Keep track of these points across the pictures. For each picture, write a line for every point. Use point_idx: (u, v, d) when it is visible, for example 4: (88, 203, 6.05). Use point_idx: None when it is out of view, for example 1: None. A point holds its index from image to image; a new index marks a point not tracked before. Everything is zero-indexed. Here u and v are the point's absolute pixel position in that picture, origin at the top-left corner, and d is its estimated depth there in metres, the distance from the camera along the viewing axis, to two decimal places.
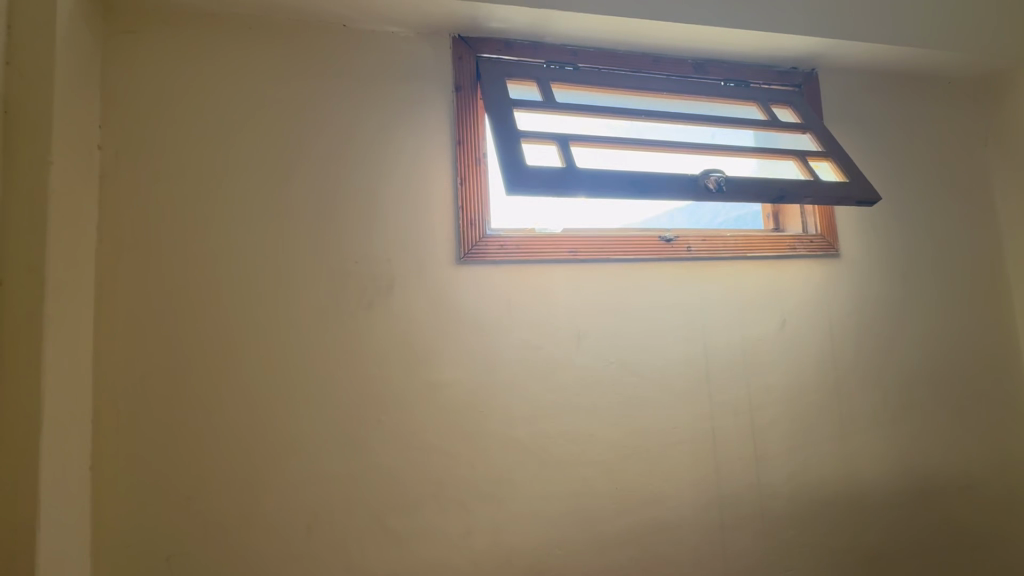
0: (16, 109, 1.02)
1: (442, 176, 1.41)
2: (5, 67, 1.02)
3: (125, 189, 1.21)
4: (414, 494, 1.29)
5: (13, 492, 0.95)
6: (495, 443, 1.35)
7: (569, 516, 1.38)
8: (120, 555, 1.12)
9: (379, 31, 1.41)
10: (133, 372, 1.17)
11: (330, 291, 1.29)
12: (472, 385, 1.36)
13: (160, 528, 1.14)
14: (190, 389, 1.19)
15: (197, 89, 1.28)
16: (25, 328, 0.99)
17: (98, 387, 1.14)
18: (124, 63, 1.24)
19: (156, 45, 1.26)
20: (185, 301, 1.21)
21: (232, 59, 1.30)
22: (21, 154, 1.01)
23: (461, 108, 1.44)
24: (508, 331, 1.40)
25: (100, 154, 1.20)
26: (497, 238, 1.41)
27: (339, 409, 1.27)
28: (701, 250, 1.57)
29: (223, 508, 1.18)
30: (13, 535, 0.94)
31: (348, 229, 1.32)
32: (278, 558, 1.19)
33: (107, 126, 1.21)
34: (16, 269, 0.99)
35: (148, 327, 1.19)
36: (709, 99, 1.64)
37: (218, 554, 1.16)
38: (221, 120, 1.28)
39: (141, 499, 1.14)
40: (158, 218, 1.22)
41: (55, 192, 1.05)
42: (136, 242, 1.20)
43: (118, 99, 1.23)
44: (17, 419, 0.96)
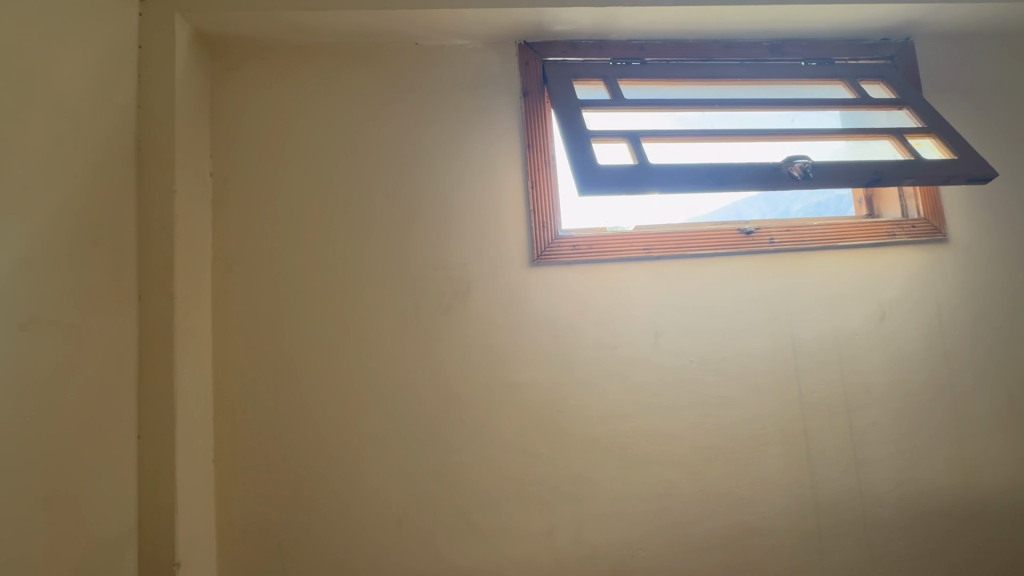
0: (147, 146, 1.18)
1: (514, 180, 1.44)
2: (138, 111, 1.18)
3: (234, 211, 1.35)
4: (497, 490, 1.32)
5: (156, 479, 1.10)
6: (574, 443, 1.36)
7: (652, 518, 1.36)
8: (241, 538, 1.24)
9: (448, 45, 1.47)
10: (245, 375, 1.30)
11: (411, 297, 1.36)
12: (549, 385, 1.37)
13: (271, 517, 1.26)
14: (293, 389, 1.30)
15: (289, 115, 1.40)
16: (161, 338, 1.13)
17: (218, 388, 1.28)
18: (228, 97, 1.38)
19: (255, 79, 1.40)
20: (286, 310, 1.33)
21: (318, 85, 1.41)
22: (152, 185, 1.17)
23: (529, 112, 1.46)
24: (583, 330, 1.40)
25: (212, 181, 1.34)
26: (569, 238, 1.42)
27: (423, 408, 1.33)
28: (784, 242, 1.49)
29: (324, 501, 1.28)
30: (158, 517, 1.09)
31: (426, 238, 1.39)
32: (373, 547, 1.27)
33: (216, 155, 1.36)
34: (152, 286, 1.14)
35: (256, 333, 1.31)
36: (789, 81, 1.56)
37: (322, 542, 1.26)
38: (310, 142, 1.39)
39: (255, 489, 1.26)
40: (261, 234, 1.35)
41: (179, 217, 1.19)
42: (243, 257, 1.33)
43: (224, 130, 1.37)
44: (157, 417, 1.11)
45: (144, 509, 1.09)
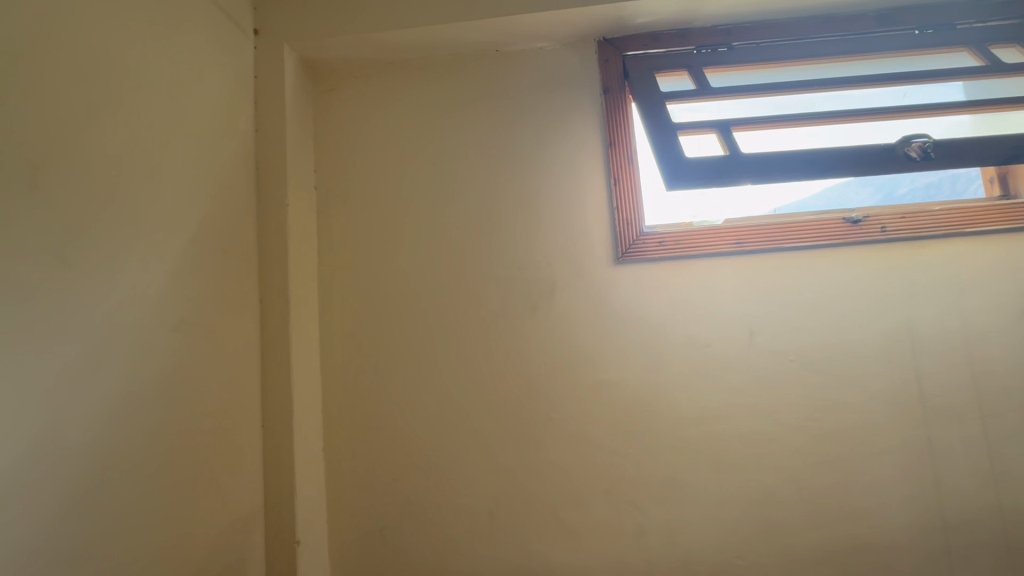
0: (265, 166, 1.32)
1: (596, 178, 1.44)
2: (256, 135, 1.33)
3: (335, 220, 1.46)
4: (586, 489, 1.33)
5: (278, 463, 1.22)
6: (665, 443, 1.33)
7: (751, 525, 1.30)
8: (348, 521, 1.35)
9: (527, 48, 1.49)
10: (349, 371, 1.40)
11: (498, 297, 1.40)
12: (637, 384, 1.35)
13: (374, 504, 1.35)
14: (391, 385, 1.39)
15: (382, 128, 1.49)
16: (280, 337, 1.26)
17: (326, 383, 1.40)
18: (329, 116, 1.51)
19: (351, 97, 1.51)
20: (383, 310, 1.42)
21: (408, 97, 1.50)
22: (269, 200, 1.30)
23: (610, 108, 1.44)
24: (671, 328, 1.37)
25: (316, 193, 1.47)
26: (655, 234, 1.39)
27: (512, 405, 1.36)
28: (898, 230, 1.35)
29: (420, 491, 1.35)
30: (281, 498, 1.21)
31: (511, 238, 1.42)
32: (468, 537, 1.33)
33: (320, 169, 1.48)
34: (271, 290, 1.27)
35: (356, 333, 1.41)
36: (901, 53, 1.43)
37: (419, 529, 1.34)
38: (401, 152, 1.48)
39: (359, 477, 1.36)
40: (359, 240, 1.45)
41: (292, 227, 1.32)
42: (345, 262, 1.44)
43: (325, 146, 1.49)
44: (278, 408, 1.24)
45: (269, 490, 1.21)
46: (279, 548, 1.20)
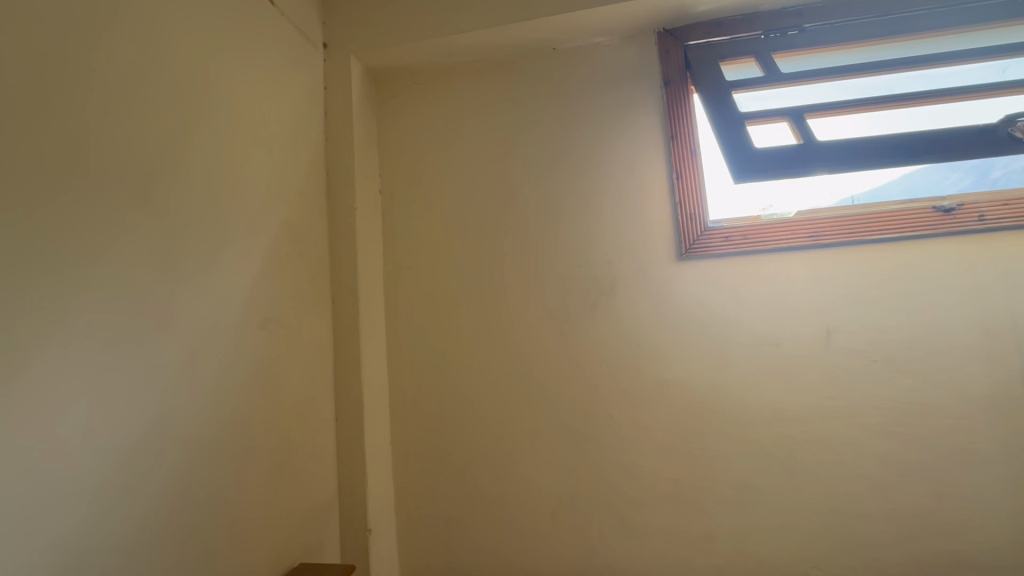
0: (335, 173, 1.39)
1: (657, 173, 1.40)
2: (327, 143, 1.40)
3: (399, 224, 1.51)
4: (650, 490, 1.30)
5: (350, 455, 1.28)
6: (734, 446, 1.28)
7: (829, 534, 1.22)
8: (415, 512, 1.40)
9: (584, 45, 1.48)
10: (414, 368, 1.45)
11: (558, 295, 1.41)
12: (702, 384, 1.31)
13: (439, 497, 1.39)
14: (453, 382, 1.42)
15: (442, 131, 1.53)
16: (350, 335, 1.32)
17: (392, 380, 1.45)
18: (392, 122, 1.56)
19: (413, 103, 1.56)
20: (445, 309, 1.46)
21: (466, 100, 1.53)
22: (339, 205, 1.37)
23: (672, 101, 1.41)
24: (739, 326, 1.31)
25: (381, 197, 1.53)
26: (721, 229, 1.34)
27: (573, 403, 1.36)
28: (999, 218, 1.23)
29: (483, 485, 1.38)
30: (353, 488, 1.27)
31: (570, 236, 1.42)
32: (530, 533, 1.34)
33: (384, 174, 1.54)
34: (342, 290, 1.34)
35: (420, 331, 1.46)
36: (1000, 24, 1.29)
37: (483, 523, 1.36)
38: (461, 154, 1.51)
39: (425, 471, 1.41)
40: (422, 241, 1.49)
41: (360, 230, 1.38)
42: (408, 263, 1.49)
43: (389, 151, 1.55)
44: (350, 403, 1.30)
45: (343, 481, 1.28)
46: (353, 536, 1.26)
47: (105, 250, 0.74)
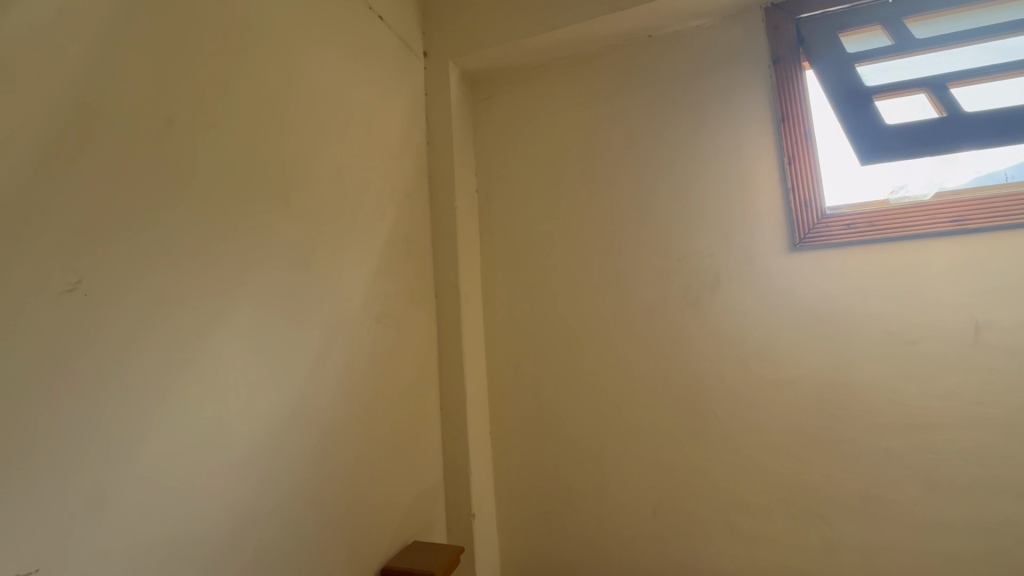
0: (437, 175, 1.46)
1: (766, 158, 1.32)
2: (429, 147, 1.48)
3: (495, 222, 1.56)
4: (760, 495, 1.24)
5: (455, 443, 1.35)
6: (859, 453, 1.18)
7: (978, 557, 1.09)
8: (514, 502, 1.44)
9: (683, 29, 1.43)
10: (511, 362, 1.49)
11: (657, 289, 1.37)
12: (821, 384, 1.22)
13: (538, 488, 1.42)
14: (550, 376, 1.44)
15: (536, 129, 1.55)
16: (453, 329, 1.39)
17: (491, 373, 1.50)
18: (487, 123, 1.61)
19: (507, 103, 1.60)
20: (541, 304, 1.48)
21: (560, 96, 1.54)
22: (441, 205, 1.44)
23: (782, 80, 1.31)
24: (864, 322, 1.20)
25: (478, 196, 1.58)
26: (840, 217, 1.24)
27: (674, 400, 1.32)
28: None
29: (582, 479, 1.38)
30: (458, 475, 1.34)
31: (670, 228, 1.38)
32: (631, 530, 1.32)
33: (480, 173, 1.59)
34: (445, 286, 1.41)
35: (517, 326, 1.49)
36: None
37: (582, 517, 1.37)
38: (555, 150, 1.52)
39: (523, 462, 1.44)
40: (517, 238, 1.52)
41: (460, 229, 1.44)
42: (504, 259, 1.53)
43: (484, 151, 1.60)
44: (453, 393, 1.37)
45: (448, 467, 1.35)
46: (458, 519, 1.32)
47: (260, 250, 0.83)
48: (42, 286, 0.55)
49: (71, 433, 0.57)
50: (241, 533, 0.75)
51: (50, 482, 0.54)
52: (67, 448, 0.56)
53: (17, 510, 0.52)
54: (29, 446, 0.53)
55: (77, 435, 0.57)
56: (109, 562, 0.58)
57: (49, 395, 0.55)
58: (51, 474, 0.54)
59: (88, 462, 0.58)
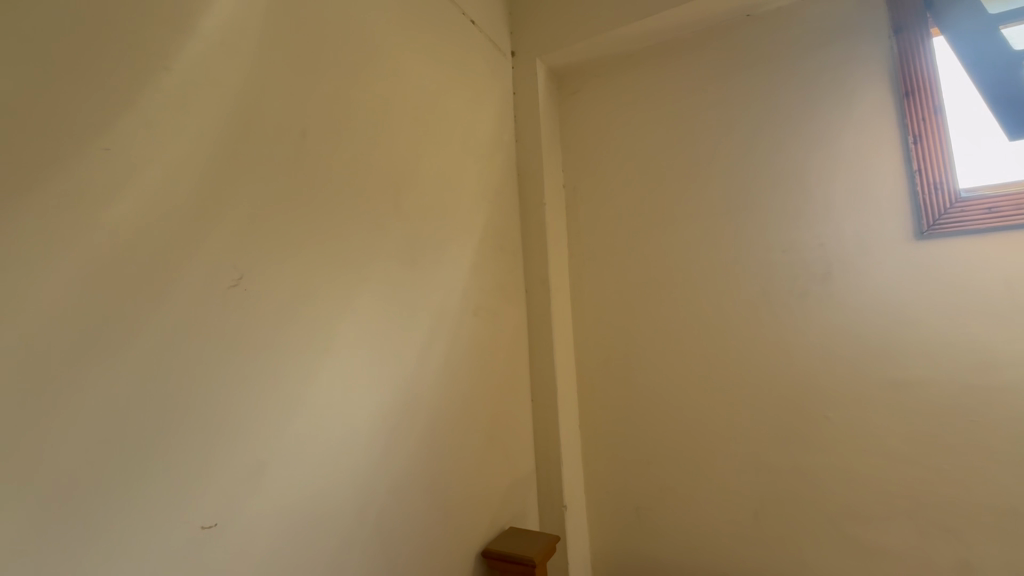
0: (526, 171, 1.49)
1: (886, 139, 1.21)
2: (517, 145, 1.51)
3: (583, 217, 1.55)
4: (879, 504, 1.14)
5: (546, 434, 1.37)
6: (1003, 464, 1.05)
7: None
8: (605, 495, 1.44)
9: (786, 5, 1.34)
10: (600, 356, 1.48)
11: (758, 282, 1.30)
12: (954, 386, 1.10)
13: (629, 484, 1.41)
14: (642, 371, 1.42)
15: (624, 121, 1.53)
16: (543, 322, 1.41)
17: (580, 367, 1.51)
18: (573, 117, 1.61)
19: (593, 96, 1.59)
20: (631, 298, 1.46)
21: (649, 86, 1.50)
22: (530, 201, 1.47)
23: (904, 51, 1.20)
24: (1009, 318, 1.06)
25: (565, 190, 1.59)
26: (979, 200, 1.10)
27: (778, 399, 1.26)
28: None
29: (676, 476, 1.35)
30: (550, 465, 1.36)
31: (773, 217, 1.30)
32: (730, 532, 1.28)
33: (567, 168, 1.60)
34: (535, 280, 1.43)
35: (606, 320, 1.48)
36: None
37: (676, 515, 1.34)
38: (645, 141, 1.49)
39: (614, 456, 1.43)
40: (606, 232, 1.51)
41: (549, 223, 1.46)
42: (592, 254, 1.53)
43: (570, 146, 1.60)
44: (544, 385, 1.39)
45: (539, 457, 1.37)
46: (550, 509, 1.35)
47: (376, 248, 0.91)
48: (213, 283, 0.64)
49: (236, 410, 0.65)
50: (364, 505, 0.82)
51: (221, 450, 0.63)
52: (233, 422, 0.65)
53: (202, 472, 0.61)
54: (206, 418, 0.62)
55: (240, 412, 0.66)
56: (265, 522, 0.67)
57: (220, 376, 0.64)
58: (222, 442, 0.63)
59: (248, 435, 0.66)
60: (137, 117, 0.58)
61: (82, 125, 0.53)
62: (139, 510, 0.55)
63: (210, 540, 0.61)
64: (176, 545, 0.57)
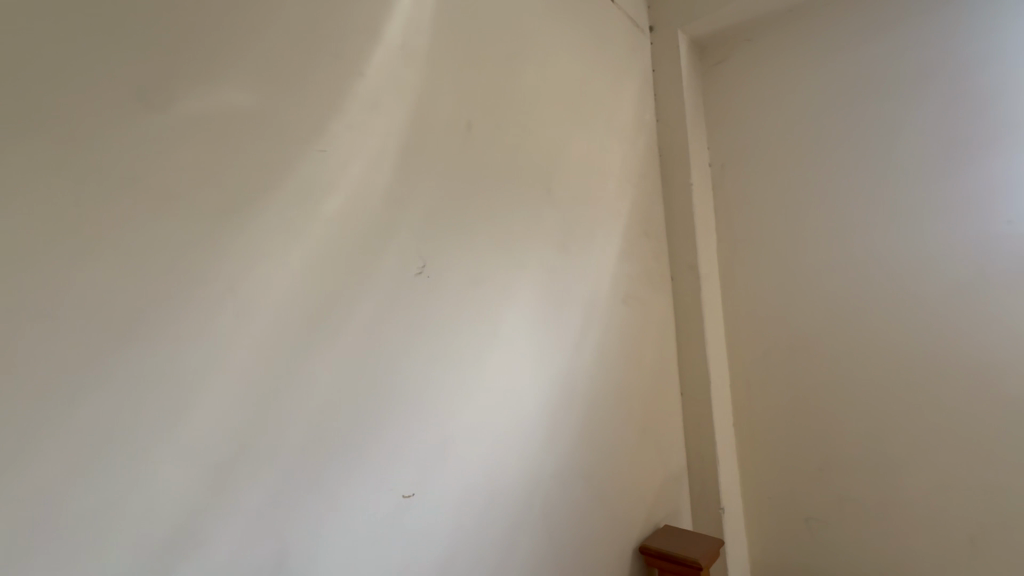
0: (669, 151, 1.38)
1: None
2: (658, 123, 1.40)
3: (734, 196, 1.40)
4: None
5: (699, 432, 1.27)
6: None
7: None
8: (767, 502, 1.30)
9: None
10: (758, 350, 1.33)
11: (970, 261, 1.10)
12: None
13: (797, 491, 1.26)
14: (813, 366, 1.25)
15: (783, 86, 1.36)
16: (693, 312, 1.31)
17: (734, 361, 1.36)
18: (719, 88, 1.45)
19: (743, 62, 1.43)
20: (797, 285, 1.29)
21: (814, 44, 1.32)
22: (675, 182, 1.36)
23: None
24: None
25: (711, 169, 1.44)
26: None
27: (1000, 403, 1.06)
28: None
29: (859, 486, 1.19)
30: (704, 465, 1.26)
31: (991, 185, 1.10)
32: (933, 555, 1.10)
33: (713, 144, 1.44)
34: (682, 267, 1.33)
35: (765, 309, 1.33)
36: None
37: (859, 529, 1.18)
38: (811, 107, 1.32)
39: (777, 461, 1.29)
40: (763, 211, 1.36)
41: (696, 205, 1.35)
42: (745, 237, 1.37)
43: (716, 120, 1.45)
44: (695, 380, 1.29)
45: (691, 456, 1.28)
46: (705, 511, 1.25)
47: (533, 237, 0.91)
48: (405, 270, 0.69)
49: (427, 389, 0.70)
50: (532, 488, 0.84)
51: (414, 426, 0.67)
52: (424, 399, 0.69)
53: (402, 444, 0.66)
54: (403, 395, 0.67)
55: (428, 391, 0.70)
56: (452, 494, 0.71)
57: (412, 357, 0.68)
58: (415, 418, 0.68)
59: (435, 412, 0.70)
60: (342, 121, 0.64)
61: (306, 133, 0.60)
62: (356, 474, 0.61)
63: (411, 506, 0.66)
64: (384, 508, 0.63)
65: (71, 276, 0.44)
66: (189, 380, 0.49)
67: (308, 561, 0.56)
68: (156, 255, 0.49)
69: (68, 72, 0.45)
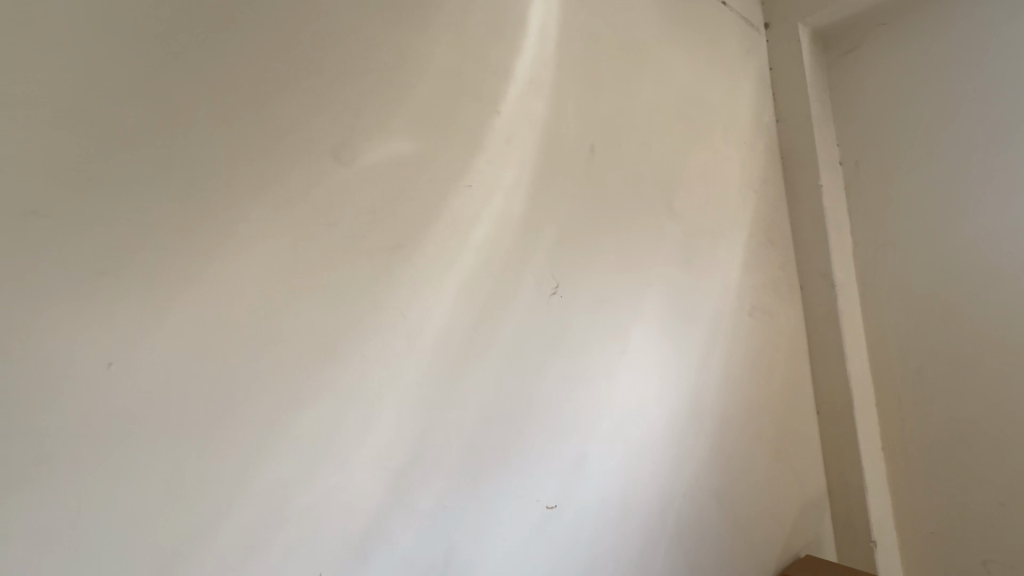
0: (792, 152, 1.29)
1: None
2: (778, 123, 1.32)
3: (871, 196, 1.27)
4: None
5: (841, 455, 1.16)
6: None
7: None
8: (928, 537, 1.15)
9: None
10: (910, 366, 1.19)
11: None
12: None
13: (969, 528, 1.10)
14: (985, 386, 1.09)
15: (929, 71, 1.22)
16: (828, 324, 1.20)
17: (880, 378, 1.23)
18: (848, 80, 1.33)
19: (877, 49, 1.30)
20: (958, 292, 1.14)
21: (968, 20, 1.17)
22: (800, 185, 1.27)
23: None
24: None
25: (842, 167, 1.32)
26: None
27: None
28: None
29: None
30: (849, 492, 1.15)
31: None
32: None
33: (844, 141, 1.33)
34: (813, 276, 1.23)
35: (917, 320, 1.19)
36: None
37: None
38: (966, 91, 1.16)
39: (941, 492, 1.14)
40: (909, 211, 1.22)
41: (827, 208, 1.24)
42: (888, 240, 1.24)
43: (846, 115, 1.33)
44: (834, 399, 1.18)
45: (833, 481, 1.17)
46: (852, 542, 1.14)
47: (657, 253, 0.91)
48: (541, 293, 0.73)
49: (565, 405, 0.73)
50: (666, 506, 0.83)
51: (554, 440, 0.71)
52: (563, 415, 0.72)
53: (545, 457, 0.69)
54: (544, 411, 0.70)
55: (566, 407, 0.73)
56: (591, 508, 0.73)
57: (550, 373, 0.72)
58: (555, 433, 0.71)
59: (573, 427, 0.73)
60: (482, 158, 0.70)
61: (454, 172, 0.67)
62: (506, 484, 0.65)
63: (555, 518, 0.69)
64: (532, 517, 0.67)
65: (290, 308, 0.53)
66: (374, 395, 0.57)
67: (468, 563, 0.61)
68: (348, 288, 0.57)
69: (286, 141, 0.56)
